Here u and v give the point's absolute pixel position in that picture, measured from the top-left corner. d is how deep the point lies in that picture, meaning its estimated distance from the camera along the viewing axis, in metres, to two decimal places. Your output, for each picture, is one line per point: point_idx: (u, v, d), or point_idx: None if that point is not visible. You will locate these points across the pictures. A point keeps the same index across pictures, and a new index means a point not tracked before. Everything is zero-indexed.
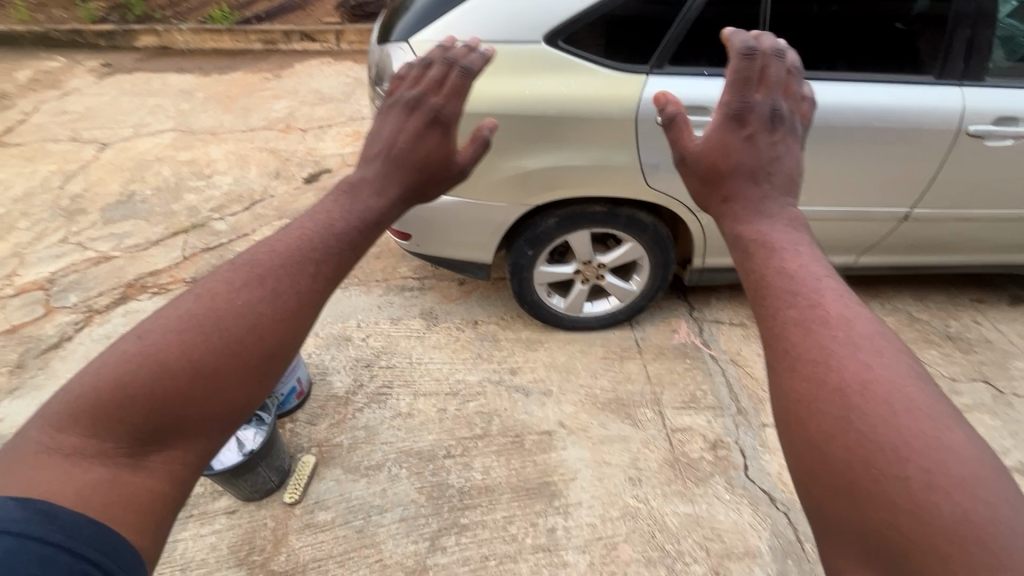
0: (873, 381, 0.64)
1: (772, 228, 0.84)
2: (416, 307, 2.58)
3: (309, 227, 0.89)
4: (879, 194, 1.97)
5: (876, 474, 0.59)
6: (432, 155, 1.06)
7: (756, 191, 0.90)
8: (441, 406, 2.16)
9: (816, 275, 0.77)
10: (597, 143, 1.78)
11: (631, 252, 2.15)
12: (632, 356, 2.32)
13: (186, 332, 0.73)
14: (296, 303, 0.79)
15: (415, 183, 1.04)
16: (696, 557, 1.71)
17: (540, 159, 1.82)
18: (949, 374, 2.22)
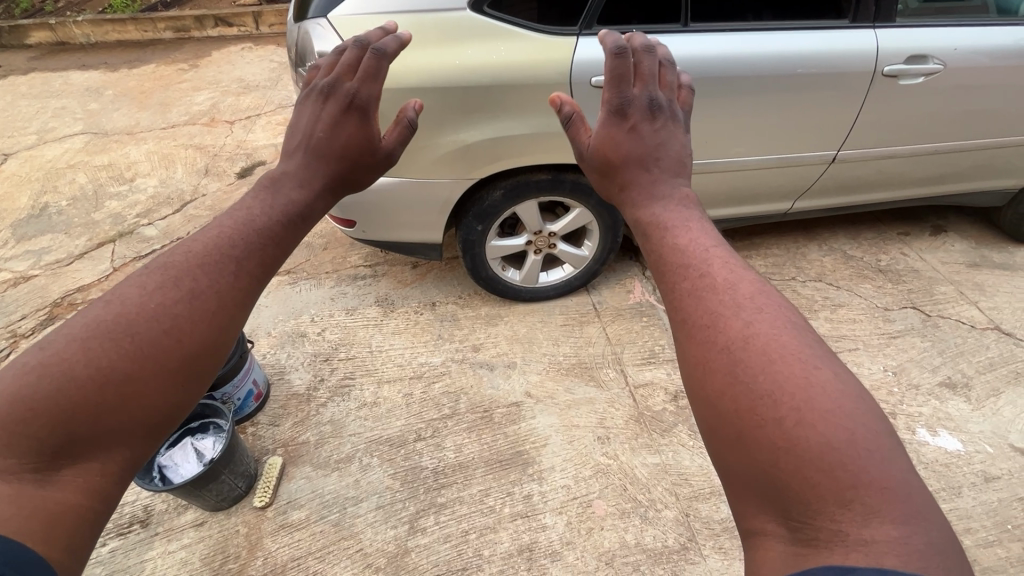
0: (753, 335, 0.69)
1: (663, 208, 0.89)
2: (371, 295, 2.52)
3: (228, 225, 0.87)
4: (807, 141, 2.06)
5: (758, 420, 0.64)
6: (352, 140, 1.05)
7: (648, 176, 0.94)
8: (406, 390, 2.14)
9: (704, 244, 0.82)
10: (535, 111, 1.77)
11: (580, 219, 2.16)
12: (591, 321, 2.36)
13: (93, 339, 0.70)
14: (216, 302, 0.77)
15: (341, 170, 1.03)
16: (667, 502, 1.79)
17: (479, 131, 1.79)
18: (882, 305, 2.38)
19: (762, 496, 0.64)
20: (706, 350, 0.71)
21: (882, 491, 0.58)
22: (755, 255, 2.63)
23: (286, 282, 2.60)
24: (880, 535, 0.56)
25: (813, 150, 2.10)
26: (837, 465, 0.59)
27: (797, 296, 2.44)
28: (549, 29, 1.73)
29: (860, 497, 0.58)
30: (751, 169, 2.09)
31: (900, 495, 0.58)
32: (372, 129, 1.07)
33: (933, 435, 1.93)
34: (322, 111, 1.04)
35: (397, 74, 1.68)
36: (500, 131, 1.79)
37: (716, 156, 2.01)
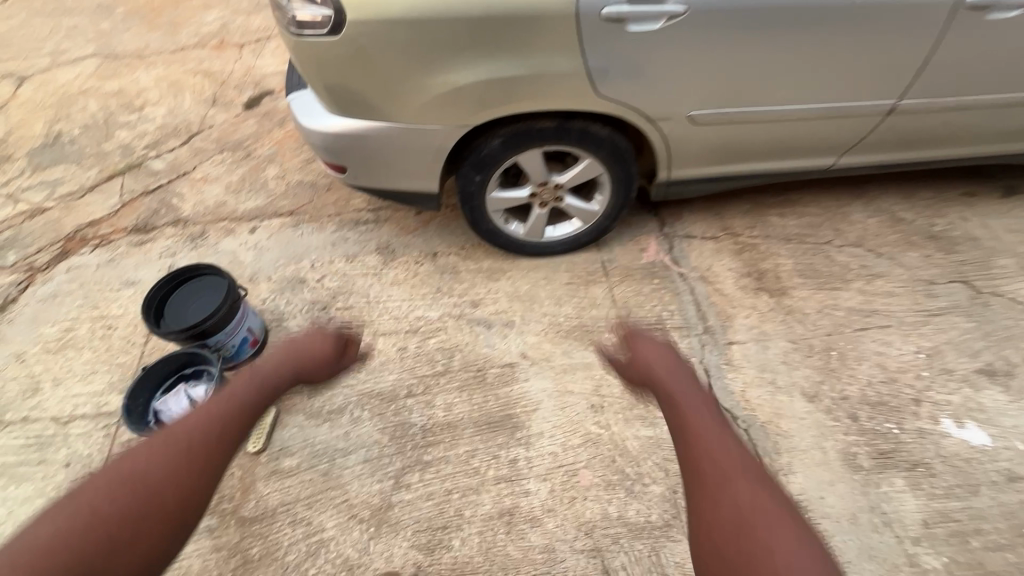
0: (743, 483, 0.94)
1: (693, 410, 1.12)
2: (370, 242, 2.44)
3: (207, 405, 1.14)
4: (860, 89, 1.76)
5: (747, 545, 0.84)
6: (304, 354, 1.41)
7: (677, 387, 1.20)
8: (401, 344, 2.11)
9: (713, 415, 1.11)
10: (536, 50, 1.54)
11: (588, 170, 1.93)
12: (598, 280, 2.22)
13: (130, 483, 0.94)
14: (198, 462, 1.03)
15: (283, 383, 1.32)
16: (655, 477, 1.73)
17: (474, 72, 1.59)
18: (927, 277, 2.14)
19: None
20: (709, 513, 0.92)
21: None
22: (789, 214, 2.39)
23: (289, 225, 2.55)
24: None
25: (867, 101, 1.80)
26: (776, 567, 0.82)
27: (830, 263, 2.21)
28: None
29: None
30: (790, 120, 1.82)
31: None
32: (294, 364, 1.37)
33: (958, 427, 1.77)
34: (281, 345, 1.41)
35: (378, 5, 1.49)
36: (498, 72, 1.58)
37: (750, 104, 1.75)
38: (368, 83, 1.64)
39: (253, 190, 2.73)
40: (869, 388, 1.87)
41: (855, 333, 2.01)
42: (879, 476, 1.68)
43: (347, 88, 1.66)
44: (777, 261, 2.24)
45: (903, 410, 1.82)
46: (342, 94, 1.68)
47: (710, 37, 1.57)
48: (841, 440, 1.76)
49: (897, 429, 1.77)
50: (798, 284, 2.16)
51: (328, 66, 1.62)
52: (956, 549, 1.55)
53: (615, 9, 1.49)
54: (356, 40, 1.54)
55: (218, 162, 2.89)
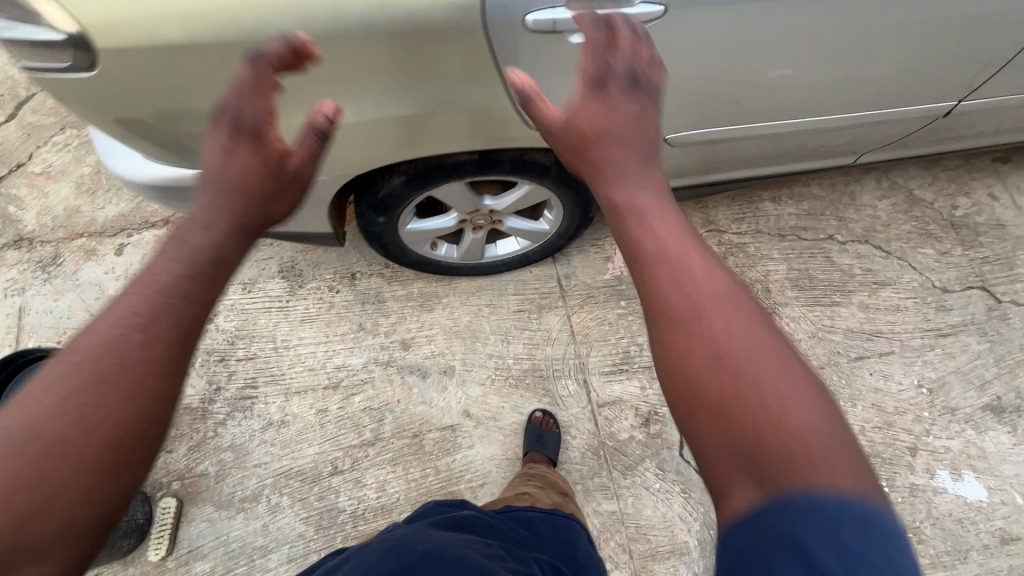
0: (772, 413, 0.57)
1: (639, 193, 0.74)
2: (270, 262, 1.96)
3: (154, 275, 0.67)
4: (900, 75, 1.27)
5: (734, 394, 0.59)
6: (251, 170, 0.75)
7: (620, 155, 0.77)
8: (320, 405, 1.75)
9: (666, 242, 0.69)
10: (422, 79, 1.02)
11: (533, 195, 1.45)
12: (553, 306, 1.84)
13: (65, 396, 0.59)
14: (113, 385, 0.60)
15: (243, 199, 0.74)
16: (618, 561, 1.54)
17: (337, 114, 1.07)
18: (941, 283, 1.81)
19: (736, 468, 0.58)
20: (681, 353, 0.63)
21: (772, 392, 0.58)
22: (785, 200, 1.95)
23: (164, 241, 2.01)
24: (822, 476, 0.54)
25: (906, 88, 1.32)
26: (817, 456, 0.55)
27: (829, 268, 1.85)
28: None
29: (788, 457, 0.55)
30: (804, 120, 1.34)
31: (775, 431, 0.56)
32: (272, 144, 0.76)
33: (955, 479, 1.58)
34: (218, 134, 0.75)
35: (151, 33, 0.89)
36: (372, 110, 1.06)
37: (743, 118, 1.29)
38: (170, 131, 1.05)
39: (113, 187, 2.12)
40: (862, 437, 1.63)
41: (851, 365, 1.71)
42: None
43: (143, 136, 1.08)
44: (767, 268, 1.85)
45: (896, 461, 1.60)
46: (140, 141, 1.10)
47: (701, 51, 1.09)
48: None
49: (888, 487, 1.57)
50: (790, 298, 1.81)
51: (102, 115, 1.02)
52: None
53: (547, 16, 0.98)
54: (126, 77, 0.94)
55: (60, 146, 2.21)
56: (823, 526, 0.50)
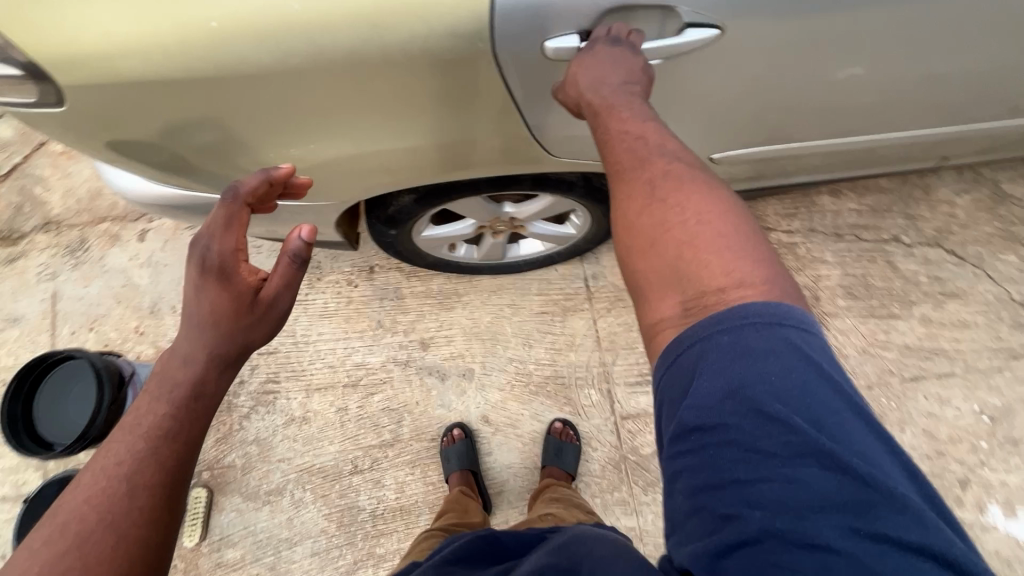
0: (696, 236, 0.65)
1: (608, 90, 0.76)
2: None
3: (140, 421, 0.71)
4: (1003, 66, 1.03)
5: (667, 232, 0.67)
6: (223, 304, 0.79)
7: (607, 88, 0.76)
8: (340, 403, 1.75)
9: (625, 117, 0.75)
10: (423, 106, 0.89)
11: (558, 204, 1.32)
12: (578, 309, 1.73)
13: (54, 561, 0.61)
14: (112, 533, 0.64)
15: (224, 323, 0.78)
16: None
17: (328, 144, 0.95)
18: (1020, 296, 1.61)
19: (667, 282, 0.65)
20: (625, 207, 0.71)
21: (700, 222, 0.66)
22: (845, 194, 1.73)
23: (186, 227, 1.98)
24: (737, 268, 0.62)
25: (1007, 82, 1.08)
26: (729, 255, 0.63)
27: (890, 274, 1.65)
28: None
29: (702, 257, 0.64)
30: (876, 123, 1.12)
31: (698, 249, 0.64)
32: (241, 279, 0.81)
33: (1007, 517, 1.46)
34: (196, 283, 0.79)
35: (109, 67, 0.77)
36: (368, 141, 0.95)
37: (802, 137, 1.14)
38: (151, 159, 0.97)
39: None
40: None
41: (904, 386, 1.56)
42: None
43: (125, 164, 0.99)
44: (819, 272, 1.66)
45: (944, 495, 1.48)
46: (124, 167, 1.02)
47: (759, 80, 0.94)
48: None
49: None
50: (840, 308, 1.63)
51: (77, 143, 0.93)
52: None
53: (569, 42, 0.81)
54: (95, 111, 0.84)
55: None
56: (737, 340, 0.57)
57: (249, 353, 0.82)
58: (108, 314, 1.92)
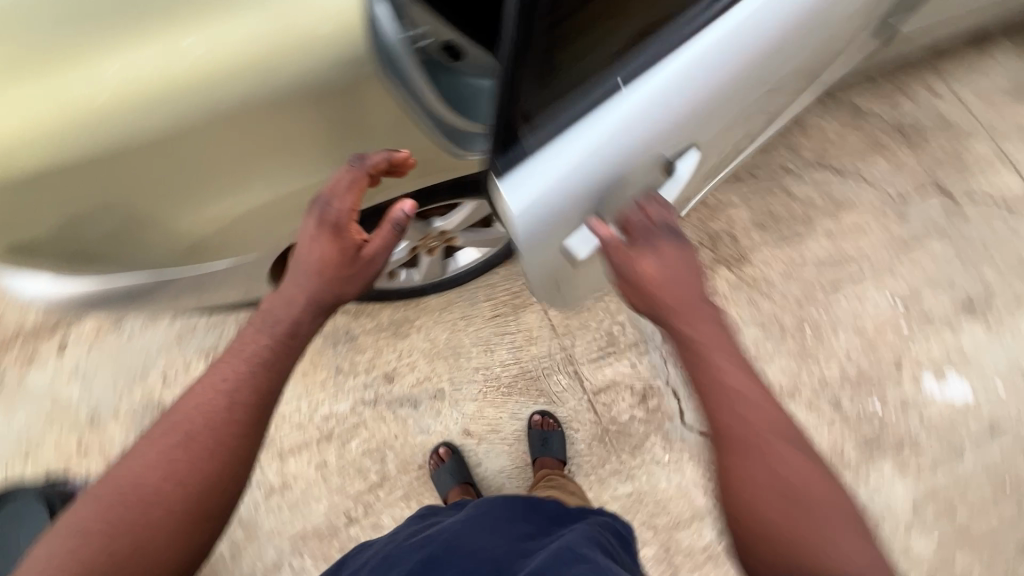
0: (762, 442, 0.74)
1: (675, 282, 0.89)
2: (226, 324, 1.85)
3: (240, 360, 0.84)
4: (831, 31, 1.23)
5: (763, 453, 0.74)
6: (329, 258, 0.91)
7: (670, 273, 0.89)
8: (318, 458, 1.70)
9: (712, 334, 0.84)
10: (329, 135, 0.92)
11: (481, 208, 1.37)
12: (528, 303, 1.79)
13: (165, 452, 0.76)
14: (205, 449, 0.77)
15: (324, 283, 0.91)
16: (645, 540, 1.58)
17: (243, 195, 0.96)
18: (899, 194, 1.83)
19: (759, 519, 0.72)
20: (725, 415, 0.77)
21: (790, 456, 0.74)
22: None
23: (108, 326, 1.86)
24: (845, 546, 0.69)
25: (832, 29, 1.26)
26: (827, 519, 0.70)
27: (790, 201, 1.82)
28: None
29: (805, 506, 0.71)
30: (753, 123, 1.32)
31: (800, 497, 0.71)
32: (349, 237, 0.92)
33: (940, 384, 1.64)
34: (317, 235, 0.91)
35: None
36: (282, 181, 0.96)
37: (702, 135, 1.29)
38: (58, 254, 0.93)
39: None
40: (850, 363, 1.66)
41: (828, 295, 1.72)
42: (869, 467, 1.58)
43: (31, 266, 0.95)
44: (730, 214, 1.81)
45: (885, 379, 1.64)
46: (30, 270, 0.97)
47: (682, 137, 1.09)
48: (827, 436, 1.61)
49: (880, 406, 1.62)
50: (756, 242, 1.78)
51: None
52: (944, 525, 1.53)
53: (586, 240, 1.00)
54: None
55: None
56: None
57: (340, 307, 0.94)
58: (43, 439, 1.78)
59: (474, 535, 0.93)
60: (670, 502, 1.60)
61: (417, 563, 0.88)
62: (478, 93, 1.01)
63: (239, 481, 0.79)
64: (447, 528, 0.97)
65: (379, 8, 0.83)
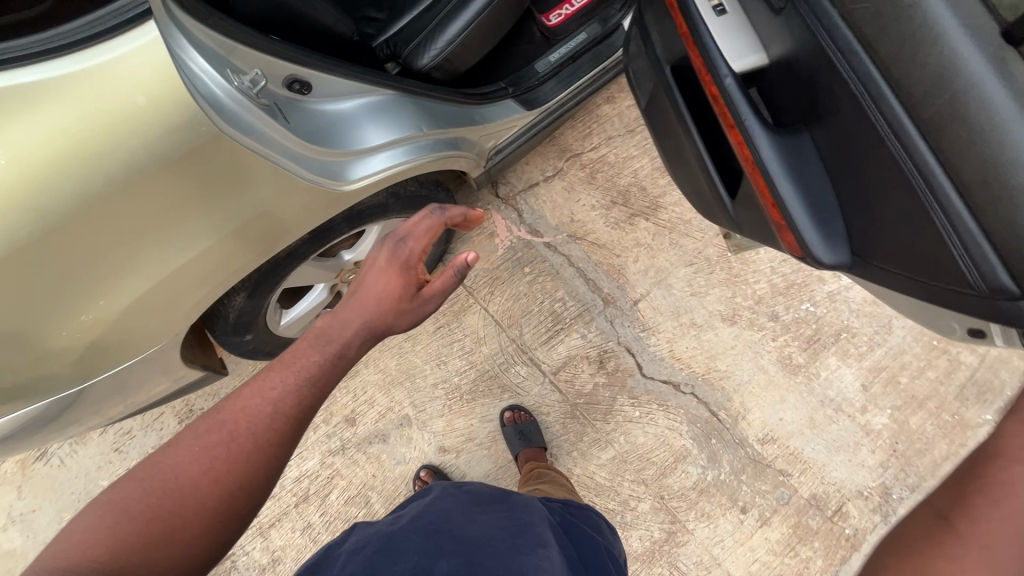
0: None
1: None
2: (165, 418, 1.74)
3: (290, 374, 0.86)
4: None
5: None
6: (390, 290, 0.97)
7: None
8: (300, 523, 1.64)
9: None
10: (198, 200, 0.86)
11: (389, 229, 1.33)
12: (467, 306, 1.77)
13: (208, 448, 0.77)
14: (250, 446, 0.78)
15: (378, 320, 0.96)
16: (639, 495, 1.63)
17: (126, 286, 0.88)
18: None
19: None
20: None
21: None
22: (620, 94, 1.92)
23: (32, 459, 1.70)
24: None
25: None
26: None
27: None
28: (84, 27, 0.73)
29: None
30: None
31: None
32: (413, 273, 1.01)
33: None
34: (381, 262, 1.00)
35: None
36: (165, 262, 0.89)
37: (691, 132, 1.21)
38: None
39: None
40: (776, 275, 1.74)
41: None
42: (816, 364, 1.68)
43: None
44: (634, 167, 1.85)
45: (811, 280, 1.74)
46: None
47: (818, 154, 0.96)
48: (773, 348, 1.69)
49: (812, 306, 1.72)
50: (666, 186, 1.83)
51: None
52: (894, 396, 1.65)
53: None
54: None
55: None
56: None
57: (389, 336, 0.98)
58: None
59: (473, 527, 1.06)
60: (652, 453, 1.65)
61: (425, 548, 0.97)
62: (343, 119, 1.02)
63: (275, 483, 0.79)
64: (437, 518, 1.06)
65: (196, 63, 0.80)
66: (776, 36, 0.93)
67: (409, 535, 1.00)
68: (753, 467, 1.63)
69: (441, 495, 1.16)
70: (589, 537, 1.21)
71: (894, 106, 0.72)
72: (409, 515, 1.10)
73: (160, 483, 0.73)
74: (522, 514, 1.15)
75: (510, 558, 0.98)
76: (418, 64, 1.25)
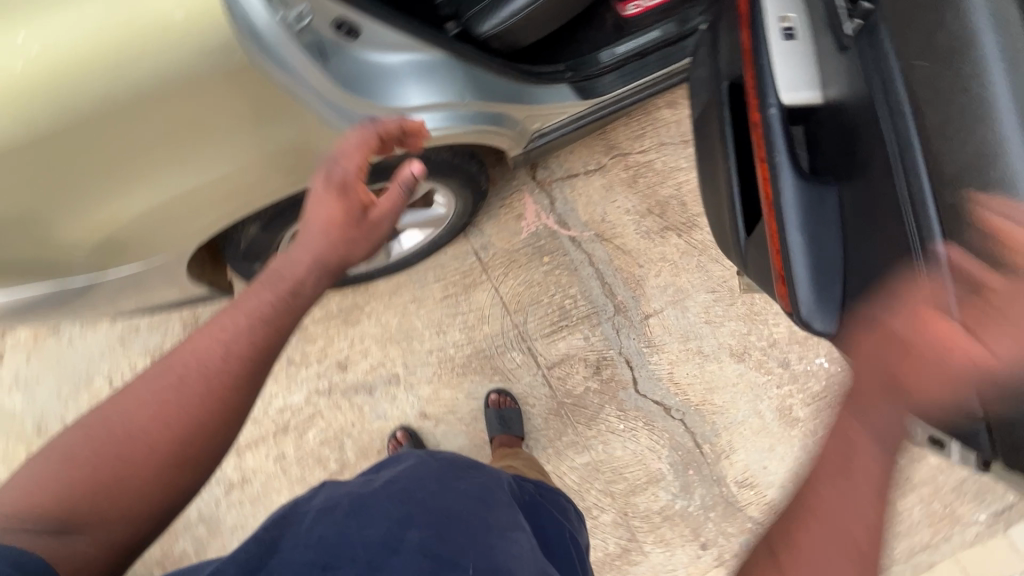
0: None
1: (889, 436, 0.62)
2: (170, 323, 1.80)
3: (242, 315, 0.81)
4: None
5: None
6: (331, 217, 0.88)
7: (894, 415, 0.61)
8: (274, 452, 1.69)
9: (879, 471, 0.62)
10: (226, 129, 0.87)
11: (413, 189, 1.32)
12: (478, 282, 1.76)
13: (156, 391, 0.75)
14: (200, 395, 0.75)
15: (323, 248, 0.87)
16: (602, 506, 1.62)
17: (144, 197, 0.90)
18: None
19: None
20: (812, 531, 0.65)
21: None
22: (682, 102, 1.84)
23: (45, 332, 1.79)
24: None
25: None
26: None
27: None
28: None
29: None
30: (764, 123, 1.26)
31: None
32: (355, 196, 0.91)
33: None
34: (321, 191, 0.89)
35: None
36: (185, 183, 0.91)
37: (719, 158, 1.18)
38: None
39: None
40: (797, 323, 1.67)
41: None
42: (815, 422, 1.62)
43: None
44: (679, 180, 1.78)
45: None
46: None
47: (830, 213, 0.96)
48: (775, 394, 1.64)
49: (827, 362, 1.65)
50: None
51: None
52: None
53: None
54: None
55: None
56: None
57: (343, 268, 0.91)
58: None
59: (445, 500, 0.99)
60: (627, 468, 1.63)
61: (394, 519, 0.91)
62: (384, 72, 1.00)
63: (228, 429, 0.77)
64: (412, 485, 1.01)
65: None
66: (833, 78, 0.89)
67: (381, 500, 0.95)
68: (724, 507, 1.60)
69: (415, 465, 1.10)
70: (556, 524, 1.19)
71: (924, 182, 0.73)
72: (379, 483, 1.03)
73: (112, 425, 0.74)
74: (500, 498, 1.08)
75: (480, 538, 0.93)
76: (477, 30, 1.21)
